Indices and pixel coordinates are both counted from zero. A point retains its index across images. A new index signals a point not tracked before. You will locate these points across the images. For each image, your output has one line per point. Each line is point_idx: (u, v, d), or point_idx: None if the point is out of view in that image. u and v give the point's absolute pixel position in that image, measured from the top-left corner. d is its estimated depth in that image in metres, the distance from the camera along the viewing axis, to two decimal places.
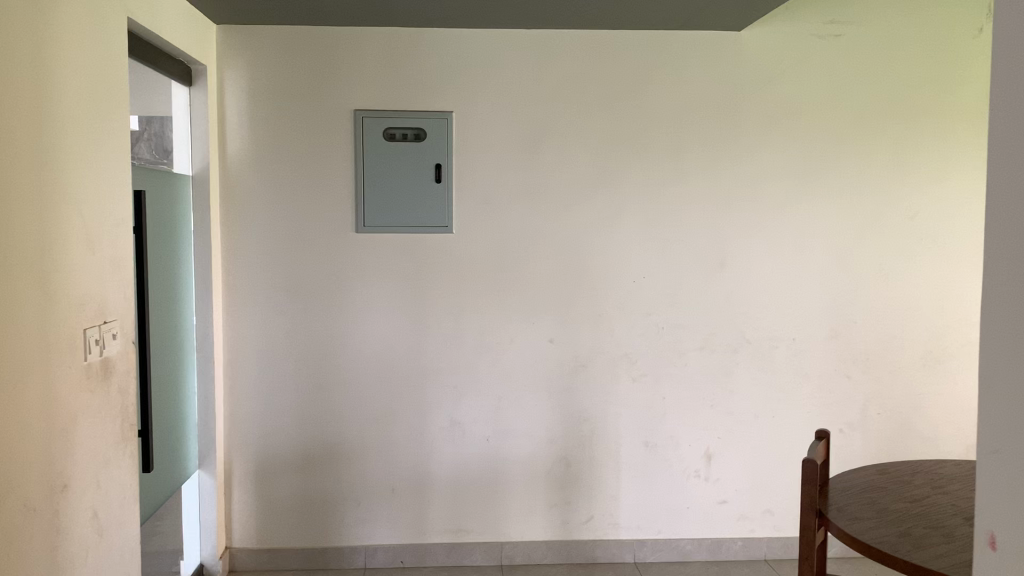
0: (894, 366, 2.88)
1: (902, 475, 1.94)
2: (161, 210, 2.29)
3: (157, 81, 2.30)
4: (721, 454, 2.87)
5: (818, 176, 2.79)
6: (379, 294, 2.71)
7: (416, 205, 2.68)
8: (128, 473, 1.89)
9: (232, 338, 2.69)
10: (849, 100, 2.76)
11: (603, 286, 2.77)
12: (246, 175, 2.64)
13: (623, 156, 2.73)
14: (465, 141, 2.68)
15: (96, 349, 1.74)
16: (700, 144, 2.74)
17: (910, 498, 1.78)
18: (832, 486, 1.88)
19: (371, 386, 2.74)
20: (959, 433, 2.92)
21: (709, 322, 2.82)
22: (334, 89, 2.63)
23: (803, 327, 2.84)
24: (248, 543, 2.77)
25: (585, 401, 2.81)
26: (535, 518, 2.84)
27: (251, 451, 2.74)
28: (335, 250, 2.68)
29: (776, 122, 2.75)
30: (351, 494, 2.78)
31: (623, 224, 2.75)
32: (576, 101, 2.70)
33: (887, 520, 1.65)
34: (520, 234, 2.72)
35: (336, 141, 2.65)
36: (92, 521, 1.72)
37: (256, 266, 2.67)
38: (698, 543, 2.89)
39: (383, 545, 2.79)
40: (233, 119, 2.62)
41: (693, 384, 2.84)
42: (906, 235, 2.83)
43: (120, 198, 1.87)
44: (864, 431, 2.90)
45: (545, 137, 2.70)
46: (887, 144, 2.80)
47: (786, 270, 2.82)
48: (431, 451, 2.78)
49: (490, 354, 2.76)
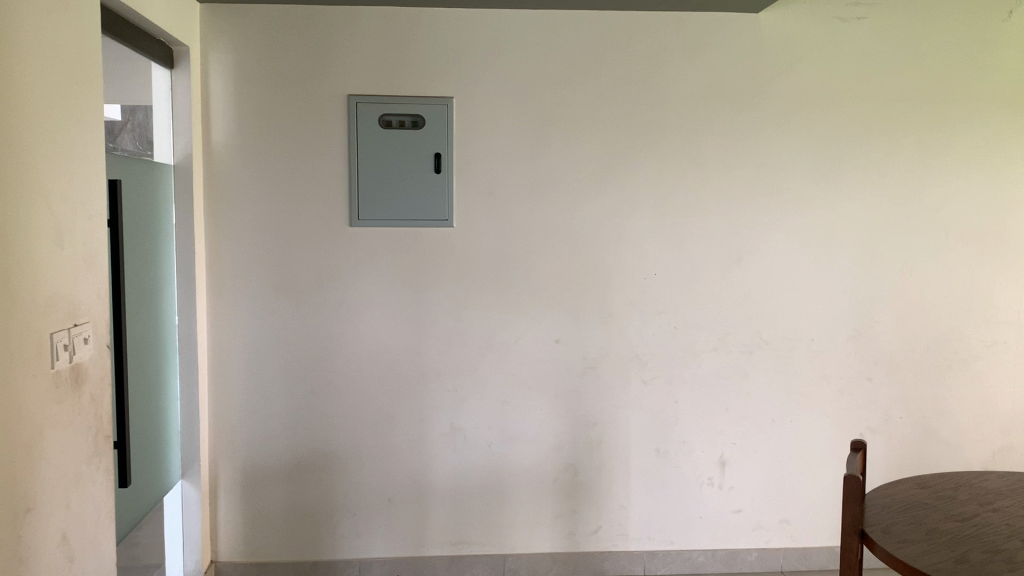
0: (918, 367, 2.75)
1: (945, 490, 1.79)
2: (137, 202, 2.11)
3: (136, 62, 2.13)
4: (736, 461, 2.73)
5: (839, 167, 2.64)
6: (376, 291, 2.55)
7: (414, 196, 2.51)
8: (102, 490, 1.72)
9: (216, 338, 2.52)
10: (873, 87, 2.62)
11: (614, 284, 2.61)
12: (231, 165, 2.47)
13: (636, 144, 2.57)
14: (466, 129, 2.51)
15: (65, 355, 1.56)
16: (717, 132, 2.59)
17: (960, 517, 1.63)
18: (871, 503, 1.72)
19: (367, 389, 2.58)
20: (985, 438, 2.79)
21: (724, 321, 2.67)
22: (327, 73, 2.46)
23: (823, 327, 2.70)
24: (235, 556, 2.61)
25: (594, 404, 2.65)
26: (541, 529, 2.69)
27: (238, 458, 2.56)
28: (330, 245, 2.51)
29: (796, 109, 2.60)
30: (346, 505, 2.61)
31: (636, 217, 2.60)
32: (586, 87, 2.53)
33: (940, 544, 1.50)
34: (526, 228, 2.56)
35: (329, 128, 2.48)
36: (61, 545, 1.55)
37: (243, 262, 2.50)
38: (712, 554, 2.75)
39: (379, 558, 2.64)
40: (218, 104, 2.45)
41: (708, 384, 2.69)
42: (933, 230, 2.69)
43: (93, 187, 1.70)
44: (886, 436, 2.76)
45: (553, 124, 2.54)
46: (911, 133, 2.65)
47: (805, 267, 2.67)
48: (430, 459, 2.62)
49: (495, 356, 2.60)
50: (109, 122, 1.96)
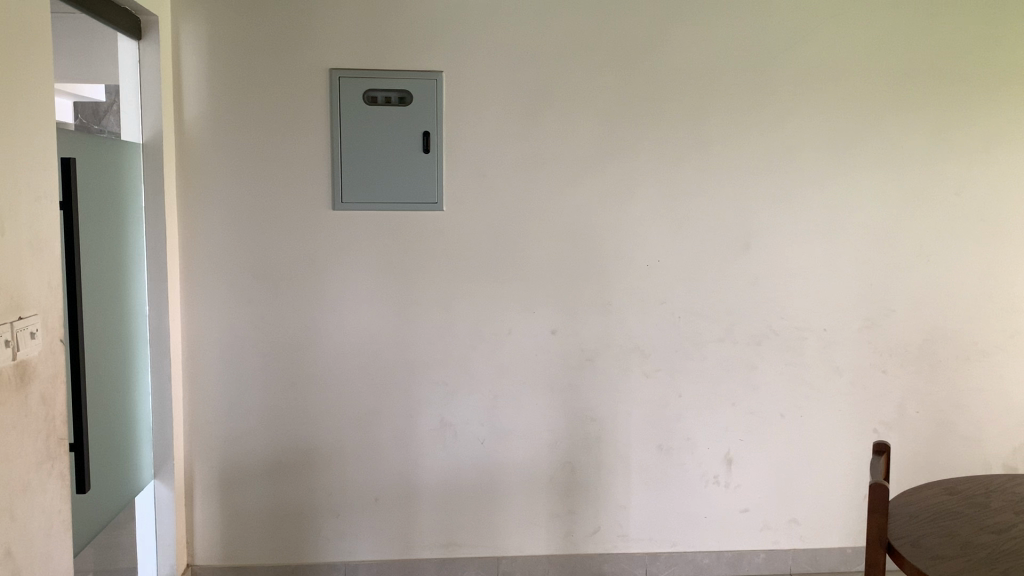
0: (935, 359, 2.60)
1: (976, 497, 1.64)
2: (97, 182, 1.95)
3: (98, 31, 1.96)
4: (743, 457, 2.59)
5: (853, 147, 2.49)
6: (361, 279, 2.39)
7: (401, 177, 2.35)
8: (56, 497, 1.57)
9: (189, 329, 2.36)
10: (890, 61, 2.46)
11: (613, 271, 2.46)
12: (205, 144, 2.30)
13: (638, 122, 2.41)
14: (457, 106, 2.35)
15: (6, 351, 1.40)
16: (724, 109, 2.43)
17: (995, 529, 1.49)
18: (896, 511, 1.57)
19: (351, 383, 2.43)
20: (1004, 433, 2.66)
21: (730, 311, 2.52)
22: (307, 45, 2.29)
23: (835, 316, 2.56)
24: (212, 559, 2.46)
25: (591, 399, 2.51)
26: (536, 531, 2.55)
27: (215, 455, 2.41)
28: (311, 230, 2.36)
29: (808, 85, 2.44)
30: (330, 506, 2.47)
31: (636, 200, 2.44)
32: (586, 60, 2.37)
33: (977, 561, 1.36)
34: (520, 211, 2.41)
35: (310, 104, 2.31)
36: (5, 562, 1.40)
37: (219, 247, 2.34)
38: (716, 556, 2.61)
39: (364, 561, 2.49)
40: (190, 79, 2.28)
41: (712, 377, 2.54)
42: (952, 214, 2.55)
43: (41, 166, 1.53)
44: (900, 431, 2.62)
45: (550, 100, 2.38)
46: (929, 111, 2.50)
47: (816, 253, 2.52)
48: (419, 457, 2.48)
49: (487, 347, 2.45)
50: (76, 100, 1.85)
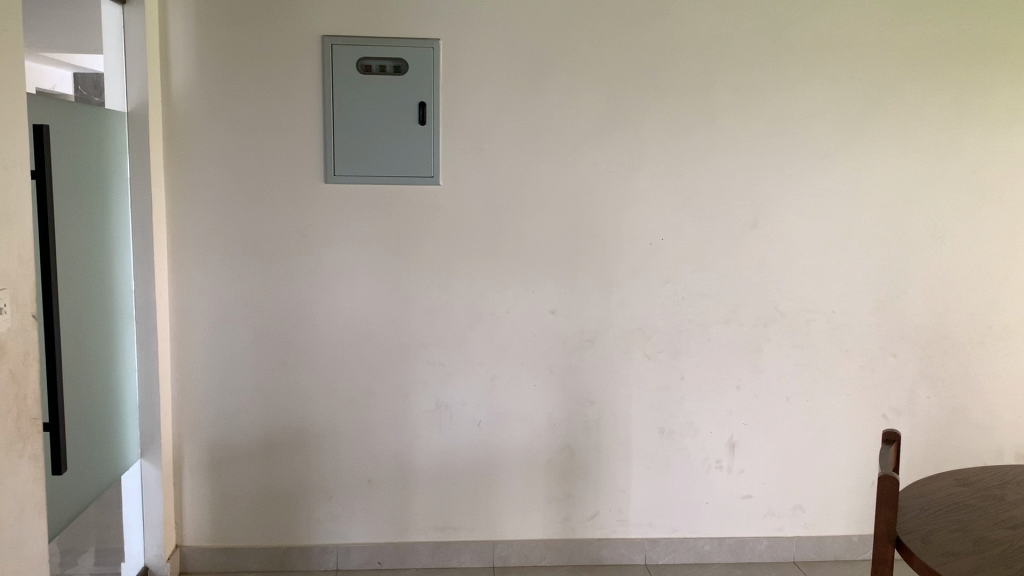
0: (947, 343, 2.52)
1: (990, 489, 1.56)
2: (77, 150, 1.87)
3: None
4: (746, 442, 2.52)
5: (867, 122, 2.39)
6: (353, 255, 2.31)
7: (396, 149, 2.26)
8: (28, 478, 1.51)
9: (177, 306, 2.30)
10: (907, 31, 2.36)
11: (615, 249, 2.38)
12: (193, 115, 2.22)
13: (643, 95, 2.32)
14: (454, 76, 2.26)
15: None
16: (733, 81, 2.33)
17: (1011, 524, 1.41)
18: (906, 504, 1.49)
19: (344, 362, 2.36)
20: (1018, 419, 2.58)
21: (736, 292, 2.44)
22: (298, 12, 2.20)
23: (845, 299, 2.47)
24: (202, 541, 2.41)
25: (591, 382, 2.44)
26: (533, 516, 2.49)
27: (204, 435, 2.36)
28: (302, 204, 2.28)
29: (821, 56, 2.34)
30: (322, 487, 2.41)
31: (640, 176, 2.35)
32: (589, 30, 2.28)
33: (993, 559, 1.28)
34: (519, 186, 2.32)
35: (302, 73, 2.23)
36: None
37: (207, 221, 2.27)
38: (718, 542, 2.55)
39: (357, 544, 2.44)
40: (177, 46, 2.19)
41: (716, 360, 2.46)
42: (969, 192, 2.45)
43: (9, 134, 1.45)
44: (910, 417, 2.55)
45: (551, 71, 2.28)
46: (948, 84, 2.39)
47: (826, 232, 2.44)
48: (413, 438, 2.41)
49: (484, 327, 2.38)
50: (76, 71, 1.89)
